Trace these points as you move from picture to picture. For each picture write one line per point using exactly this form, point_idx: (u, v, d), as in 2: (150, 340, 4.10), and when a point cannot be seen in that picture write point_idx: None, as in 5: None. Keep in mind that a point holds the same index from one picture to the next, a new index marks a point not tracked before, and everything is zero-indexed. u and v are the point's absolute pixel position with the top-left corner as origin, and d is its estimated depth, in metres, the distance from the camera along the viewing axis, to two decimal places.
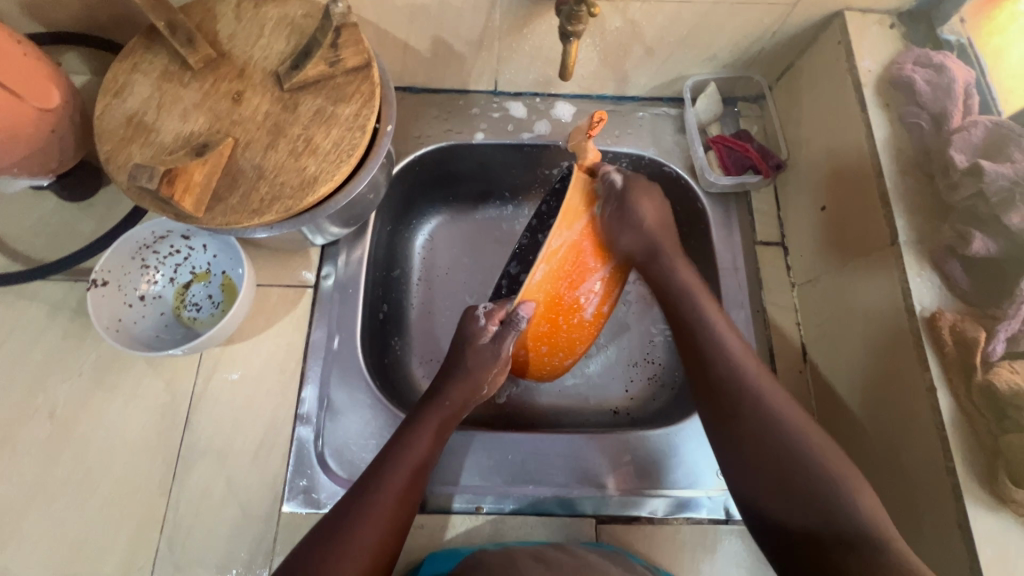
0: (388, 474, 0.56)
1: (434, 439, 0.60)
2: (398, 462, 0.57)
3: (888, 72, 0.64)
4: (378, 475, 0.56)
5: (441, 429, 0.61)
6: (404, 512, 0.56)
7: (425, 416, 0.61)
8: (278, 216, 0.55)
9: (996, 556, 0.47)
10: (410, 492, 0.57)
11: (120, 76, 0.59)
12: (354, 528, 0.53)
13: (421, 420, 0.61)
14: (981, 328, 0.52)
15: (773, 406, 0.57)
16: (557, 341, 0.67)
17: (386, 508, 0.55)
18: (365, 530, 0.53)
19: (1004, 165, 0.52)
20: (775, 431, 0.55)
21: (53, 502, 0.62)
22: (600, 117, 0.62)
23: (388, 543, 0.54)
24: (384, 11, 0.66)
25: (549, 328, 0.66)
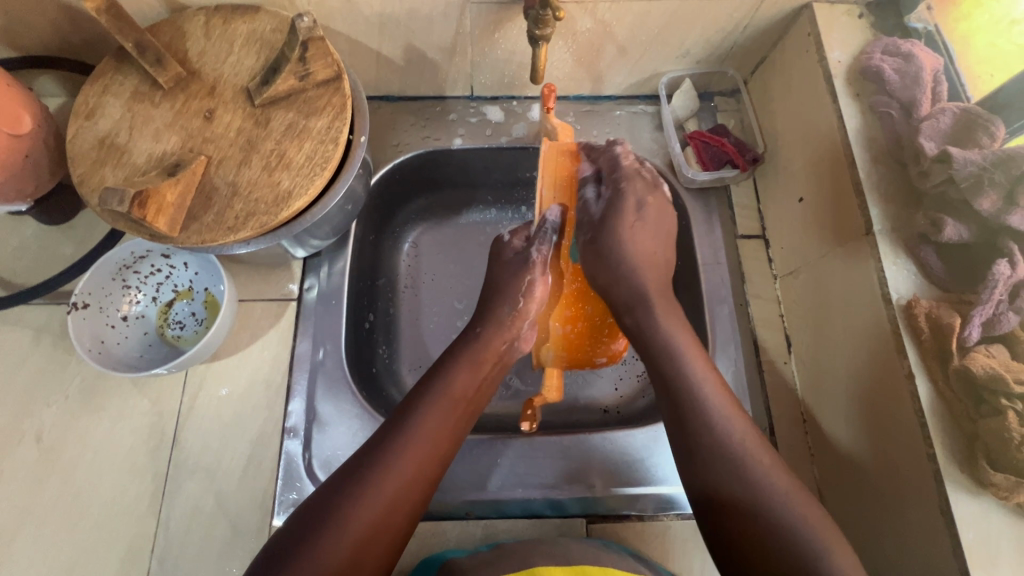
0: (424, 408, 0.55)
1: (471, 389, 0.59)
2: (431, 407, 0.55)
3: (858, 62, 0.65)
4: (410, 419, 0.54)
5: (480, 371, 0.60)
6: (435, 460, 0.53)
7: (461, 363, 0.60)
8: (254, 231, 0.55)
9: (978, 540, 0.48)
10: (441, 443, 0.54)
11: (91, 98, 0.59)
12: (385, 469, 0.50)
13: (457, 368, 0.59)
14: (955, 314, 0.52)
15: (702, 393, 0.54)
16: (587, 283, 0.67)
17: (417, 452, 0.52)
18: (394, 471, 0.50)
19: (972, 152, 0.52)
20: (696, 431, 0.52)
21: (43, 526, 0.62)
22: (547, 87, 0.70)
23: (415, 492, 0.51)
24: (354, 21, 0.66)
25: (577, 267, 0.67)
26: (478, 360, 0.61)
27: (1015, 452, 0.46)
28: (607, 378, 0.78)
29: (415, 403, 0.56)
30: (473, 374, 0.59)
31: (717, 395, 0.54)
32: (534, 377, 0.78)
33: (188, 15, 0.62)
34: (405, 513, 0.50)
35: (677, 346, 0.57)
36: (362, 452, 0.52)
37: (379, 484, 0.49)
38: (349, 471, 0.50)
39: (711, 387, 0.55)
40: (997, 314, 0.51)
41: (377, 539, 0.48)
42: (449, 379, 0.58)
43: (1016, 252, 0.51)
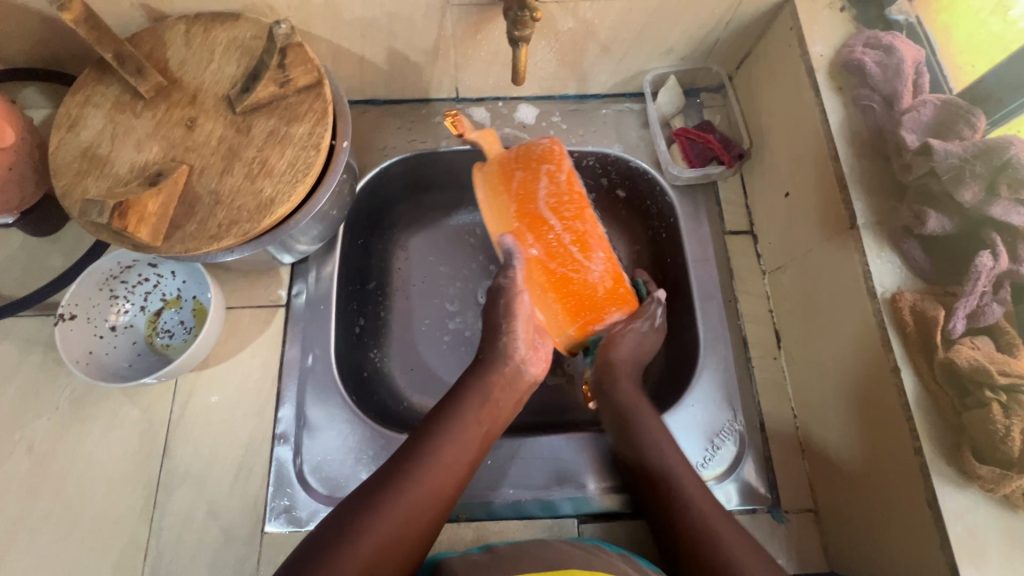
0: (434, 438, 0.55)
1: (484, 423, 0.58)
2: (443, 438, 0.55)
3: (840, 55, 0.64)
4: (422, 452, 0.54)
5: (490, 397, 0.60)
6: (444, 490, 0.54)
7: (479, 397, 0.59)
8: (238, 239, 0.55)
9: (965, 533, 0.48)
10: (450, 481, 0.54)
11: (73, 109, 0.59)
12: (394, 501, 0.50)
13: (472, 401, 0.59)
14: (940, 306, 0.52)
15: (687, 494, 0.58)
16: (573, 286, 0.64)
17: (427, 488, 0.52)
18: (404, 504, 0.50)
19: (953, 143, 0.52)
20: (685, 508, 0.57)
21: (36, 536, 0.62)
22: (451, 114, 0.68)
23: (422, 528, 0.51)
24: (335, 26, 0.66)
25: (552, 275, 0.64)
26: (493, 392, 0.60)
27: (1000, 443, 0.46)
28: None
29: (427, 436, 0.55)
30: (487, 408, 0.59)
31: (704, 500, 0.57)
32: None
33: (168, 24, 0.62)
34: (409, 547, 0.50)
35: (664, 442, 0.61)
36: (371, 482, 0.52)
37: (387, 518, 0.49)
38: (360, 497, 0.51)
39: (697, 491, 0.58)
40: (981, 306, 0.51)
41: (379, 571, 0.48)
42: (464, 414, 0.58)
43: (998, 243, 0.50)
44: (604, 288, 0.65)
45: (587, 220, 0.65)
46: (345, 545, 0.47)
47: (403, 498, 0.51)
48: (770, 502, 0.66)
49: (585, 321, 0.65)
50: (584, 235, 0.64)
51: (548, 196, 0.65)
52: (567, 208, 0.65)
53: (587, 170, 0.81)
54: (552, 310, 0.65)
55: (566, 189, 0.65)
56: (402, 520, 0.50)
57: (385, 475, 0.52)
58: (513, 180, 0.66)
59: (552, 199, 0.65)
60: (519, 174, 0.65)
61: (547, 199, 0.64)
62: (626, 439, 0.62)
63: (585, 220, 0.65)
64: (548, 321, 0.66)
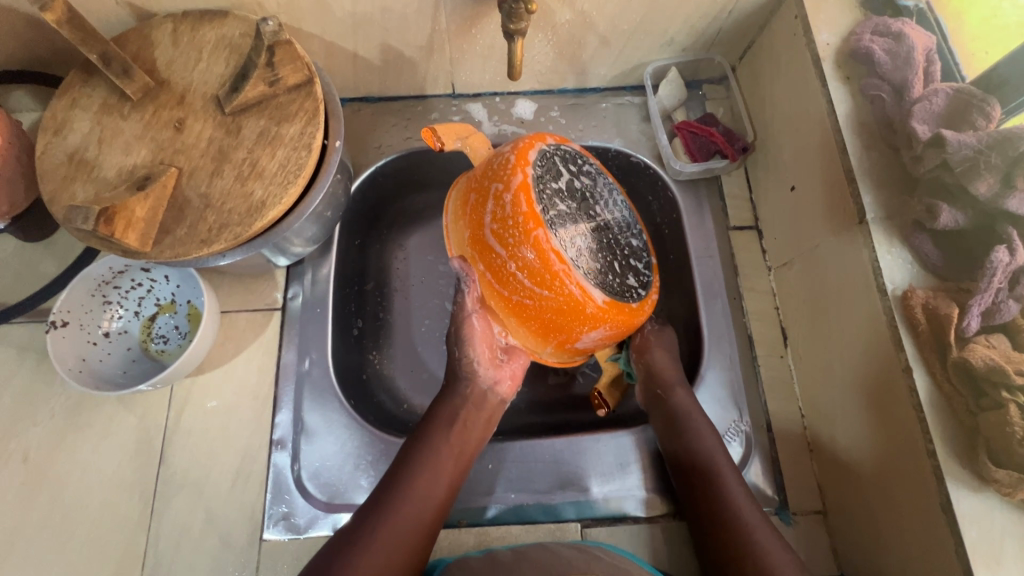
0: (410, 468, 0.56)
1: (454, 448, 0.58)
2: (416, 467, 0.56)
3: (847, 44, 0.62)
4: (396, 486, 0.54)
5: (456, 420, 0.60)
6: (423, 521, 0.53)
7: (446, 423, 0.59)
8: (229, 244, 0.54)
9: (980, 537, 0.46)
10: (429, 510, 0.54)
11: (59, 113, 0.57)
12: (373, 535, 0.51)
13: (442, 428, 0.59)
14: (953, 303, 0.50)
15: (735, 501, 0.57)
16: (532, 315, 0.56)
17: (405, 518, 0.52)
18: (385, 538, 0.51)
19: (967, 134, 0.50)
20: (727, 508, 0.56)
21: (33, 547, 0.62)
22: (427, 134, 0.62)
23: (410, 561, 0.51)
24: (326, 22, 0.64)
25: (507, 305, 0.57)
26: (461, 412, 0.60)
27: (1017, 446, 0.45)
28: None
29: (400, 468, 0.56)
30: (454, 430, 0.59)
31: (749, 506, 0.56)
32: (527, 378, 0.77)
33: (155, 23, 0.60)
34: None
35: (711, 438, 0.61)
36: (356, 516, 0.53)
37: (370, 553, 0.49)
38: (346, 533, 0.51)
39: (743, 498, 0.57)
40: (996, 303, 0.49)
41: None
42: (433, 444, 0.58)
43: (1015, 237, 0.49)
44: (571, 314, 0.54)
45: (541, 247, 0.52)
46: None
47: (382, 531, 0.51)
48: (777, 504, 0.64)
49: (554, 340, 0.58)
50: (532, 265, 0.52)
51: (493, 223, 0.54)
52: (513, 233, 0.53)
53: None
54: (519, 332, 0.59)
55: (510, 213, 0.53)
56: (384, 555, 0.50)
57: (367, 509, 0.53)
58: (469, 204, 0.58)
59: (497, 225, 0.54)
60: (473, 197, 0.58)
61: (491, 224, 0.55)
62: (679, 444, 0.61)
63: (537, 250, 0.52)
64: (523, 342, 0.61)
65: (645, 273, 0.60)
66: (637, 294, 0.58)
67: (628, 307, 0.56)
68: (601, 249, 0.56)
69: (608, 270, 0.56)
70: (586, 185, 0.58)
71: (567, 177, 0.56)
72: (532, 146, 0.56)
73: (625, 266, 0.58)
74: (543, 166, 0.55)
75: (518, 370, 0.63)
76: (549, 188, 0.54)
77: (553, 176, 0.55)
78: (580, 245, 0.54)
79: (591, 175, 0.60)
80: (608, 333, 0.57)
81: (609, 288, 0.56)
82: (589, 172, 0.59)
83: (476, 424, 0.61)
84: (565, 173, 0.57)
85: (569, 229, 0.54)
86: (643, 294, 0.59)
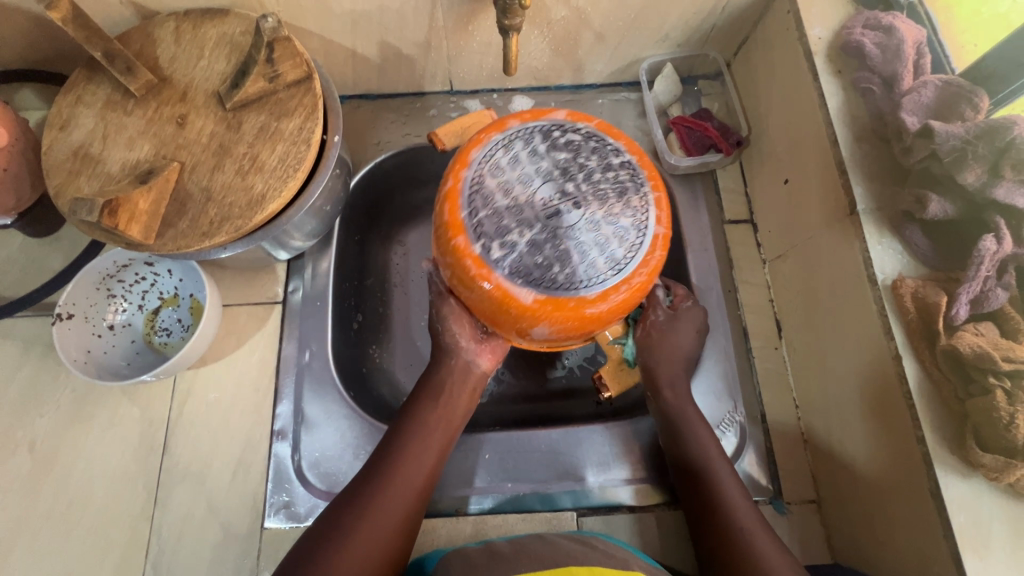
0: (403, 444, 0.57)
1: (444, 427, 0.59)
2: (408, 443, 0.57)
3: (839, 38, 0.63)
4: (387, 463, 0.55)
5: (443, 395, 0.60)
6: (414, 497, 0.54)
7: (434, 400, 0.60)
8: (230, 236, 0.55)
9: (969, 522, 0.47)
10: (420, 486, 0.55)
11: (65, 109, 0.59)
12: (365, 512, 0.51)
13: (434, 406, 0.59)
14: (942, 292, 0.51)
15: (725, 488, 0.58)
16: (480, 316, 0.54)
17: (398, 496, 0.53)
18: (376, 514, 0.51)
19: (955, 124, 0.51)
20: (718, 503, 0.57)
21: (39, 536, 0.63)
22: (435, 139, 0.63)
23: (400, 538, 0.52)
24: (325, 20, 0.66)
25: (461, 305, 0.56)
26: (446, 386, 0.61)
27: (1004, 431, 0.45)
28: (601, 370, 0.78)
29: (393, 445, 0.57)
30: (441, 404, 0.60)
31: (737, 494, 0.58)
32: (526, 371, 0.78)
33: (158, 22, 0.61)
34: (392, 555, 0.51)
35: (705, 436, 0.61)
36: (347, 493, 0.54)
37: (362, 528, 0.50)
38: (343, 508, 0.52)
39: (731, 485, 0.58)
40: (984, 292, 0.49)
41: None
42: (423, 419, 0.58)
43: (1003, 226, 0.49)
44: (503, 314, 0.51)
45: (458, 253, 0.50)
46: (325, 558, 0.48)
47: (376, 507, 0.52)
48: (772, 493, 0.65)
49: (510, 336, 0.55)
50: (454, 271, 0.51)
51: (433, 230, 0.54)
52: (440, 241, 0.52)
53: None
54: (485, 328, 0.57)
55: (438, 221, 0.52)
56: (380, 530, 0.51)
57: (359, 487, 0.54)
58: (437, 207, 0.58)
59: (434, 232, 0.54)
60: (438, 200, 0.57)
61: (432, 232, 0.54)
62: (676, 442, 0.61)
63: (455, 257, 0.50)
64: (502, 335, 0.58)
65: (627, 252, 0.50)
66: (592, 284, 0.49)
67: (573, 299, 0.48)
68: (540, 238, 0.48)
69: (550, 262, 0.48)
70: (557, 159, 0.50)
71: (517, 160, 0.50)
72: (477, 142, 0.53)
73: (589, 248, 0.49)
74: (484, 160, 0.51)
75: (497, 345, 0.62)
76: (486, 184, 0.50)
77: (496, 167, 0.51)
78: (513, 240, 0.48)
79: (565, 144, 0.52)
80: (557, 329, 0.51)
81: (547, 282, 0.49)
82: (569, 143, 0.52)
83: (461, 398, 0.61)
84: (519, 155, 0.51)
85: (495, 223, 0.49)
86: (605, 283, 0.49)
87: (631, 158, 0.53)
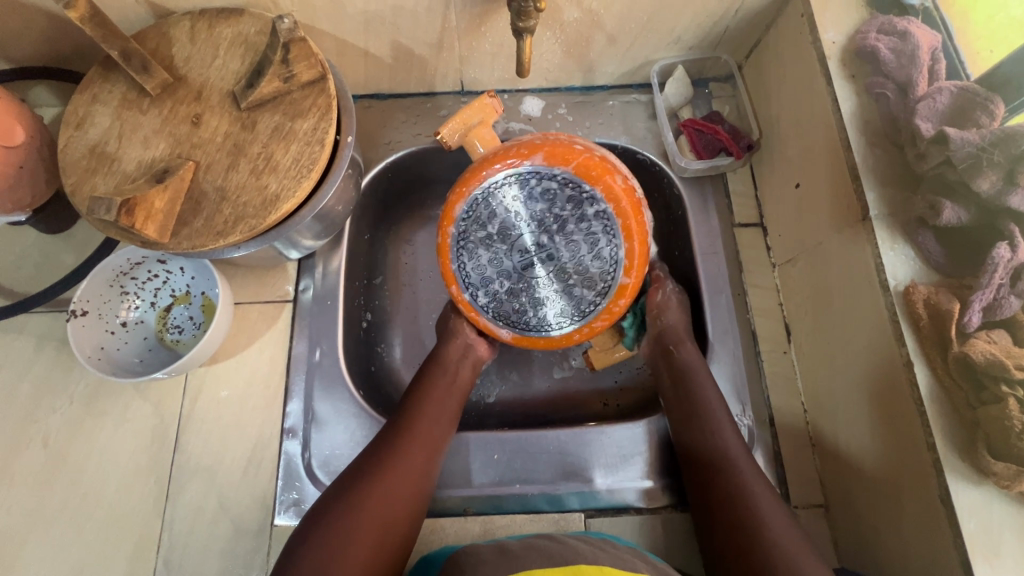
0: (412, 411, 0.60)
1: (450, 395, 0.64)
2: (418, 410, 0.61)
3: (853, 42, 0.63)
4: (398, 429, 0.59)
5: (448, 369, 0.65)
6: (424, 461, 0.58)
7: (439, 370, 0.65)
8: (244, 235, 0.56)
9: (979, 530, 0.47)
10: (437, 447, 0.59)
11: (81, 108, 0.59)
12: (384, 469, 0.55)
13: (442, 375, 0.65)
14: (955, 299, 0.51)
15: (727, 438, 0.60)
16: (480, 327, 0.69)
17: (415, 456, 0.57)
18: (396, 471, 0.55)
19: (970, 131, 0.51)
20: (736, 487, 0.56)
21: (52, 530, 0.64)
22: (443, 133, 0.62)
23: (419, 496, 0.56)
24: (338, 20, 0.66)
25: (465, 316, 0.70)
26: (451, 362, 0.66)
27: (1015, 439, 0.45)
28: (609, 371, 0.78)
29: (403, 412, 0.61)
30: (447, 378, 0.64)
31: (754, 477, 0.57)
32: (533, 372, 0.78)
33: (174, 21, 0.61)
34: (410, 512, 0.55)
35: (724, 421, 0.61)
36: (364, 456, 0.57)
37: (385, 484, 0.54)
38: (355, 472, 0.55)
39: (731, 432, 0.61)
40: (998, 299, 0.49)
41: (386, 537, 0.52)
42: (430, 389, 0.63)
43: (1017, 234, 0.49)
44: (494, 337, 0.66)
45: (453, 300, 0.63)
46: (351, 510, 0.51)
47: (393, 468, 0.55)
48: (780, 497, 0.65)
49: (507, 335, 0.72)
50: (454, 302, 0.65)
51: None
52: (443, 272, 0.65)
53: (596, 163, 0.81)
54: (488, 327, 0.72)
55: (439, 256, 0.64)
56: (389, 490, 0.54)
57: (375, 452, 0.57)
58: None
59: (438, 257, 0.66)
60: None
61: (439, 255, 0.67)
62: (695, 431, 0.61)
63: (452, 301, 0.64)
64: None
65: (593, 298, 0.61)
66: (561, 325, 0.62)
67: (543, 338, 0.63)
68: (516, 288, 0.62)
69: (524, 308, 0.62)
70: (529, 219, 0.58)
71: (496, 219, 0.59)
72: (459, 196, 0.58)
73: (560, 297, 0.61)
74: (467, 218, 0.59)
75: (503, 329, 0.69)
76: (471, 239, 0.60)
77: (479, 223, 0.59)
78: (496, 290, 0.62)
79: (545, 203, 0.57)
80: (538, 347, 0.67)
81: (523, 323, 0.63)
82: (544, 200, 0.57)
83: (466, 373, 0.66)
84: (497, 215, 0.58)
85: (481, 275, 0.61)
86: (570, 325, 0.62)
87: (608, 206, 0.57)
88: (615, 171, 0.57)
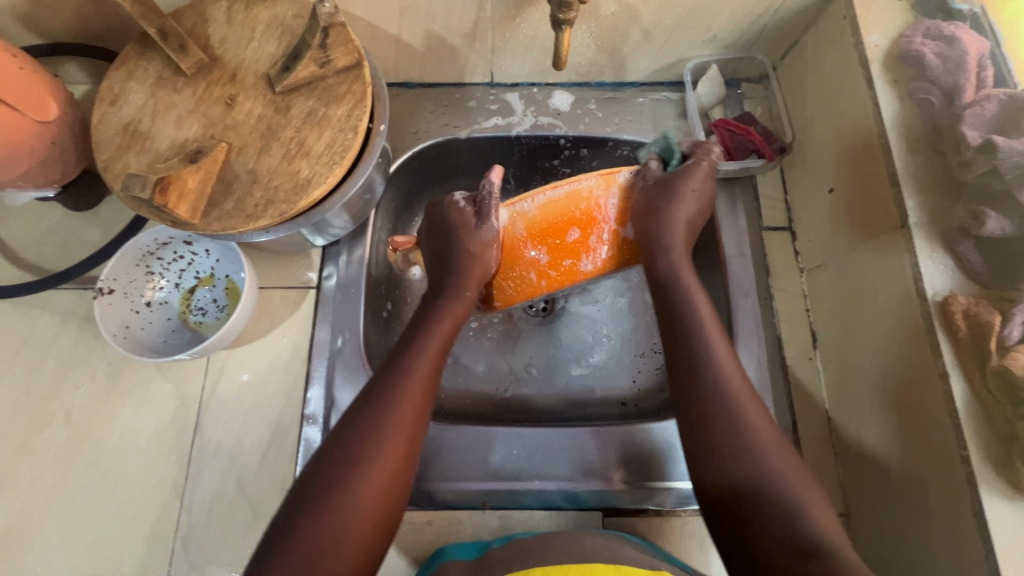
0: (407, 372, 0.53)
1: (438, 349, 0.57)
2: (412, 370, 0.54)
3: (897, 46, 0.62)
4: (386, 386, 0.52)
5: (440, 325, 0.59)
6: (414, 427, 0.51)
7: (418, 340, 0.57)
8: (273, 220, 0.55)
9: (1013, 545, 0.46)
10: (426, 401, 0.53)
11: (116, 84, 0.59)
12: (377, 434, 0.49)
13: (425, 327, 0.58)
14: (996, 311, 0.50)
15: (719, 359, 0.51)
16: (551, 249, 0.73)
17: (398, 435, 0.50)
18: (391, 439, 0.49)
19: (1019, 140, 0.50)
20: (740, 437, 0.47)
21: (72, 505, 0.64)
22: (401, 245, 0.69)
23: (413, 455, 0.50)
24: (374, 6, 0.65)
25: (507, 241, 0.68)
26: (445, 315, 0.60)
27: None
28: (628, 369, 0.77)
29: (392, 373, 0.53)
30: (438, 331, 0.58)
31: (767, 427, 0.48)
32: (548, 368, 0.78)
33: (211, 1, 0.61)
34: (400, 493, 0.49)
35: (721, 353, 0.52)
36: (354, 424, 0.50)
37: (383, 450, 0.48)
38: (339, 446, 0.48)
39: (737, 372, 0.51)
40: None
41: (391, 505, 0.48)
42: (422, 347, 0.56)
43: None
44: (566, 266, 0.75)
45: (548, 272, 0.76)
46: (357, 480, 0.46)
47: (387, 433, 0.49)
48: None
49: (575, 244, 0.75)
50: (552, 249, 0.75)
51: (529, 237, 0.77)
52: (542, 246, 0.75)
53: (623, 160, 0.81)
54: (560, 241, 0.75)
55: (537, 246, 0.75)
56: (386, 467, 0.48)
57: (364, 417, 0.50)
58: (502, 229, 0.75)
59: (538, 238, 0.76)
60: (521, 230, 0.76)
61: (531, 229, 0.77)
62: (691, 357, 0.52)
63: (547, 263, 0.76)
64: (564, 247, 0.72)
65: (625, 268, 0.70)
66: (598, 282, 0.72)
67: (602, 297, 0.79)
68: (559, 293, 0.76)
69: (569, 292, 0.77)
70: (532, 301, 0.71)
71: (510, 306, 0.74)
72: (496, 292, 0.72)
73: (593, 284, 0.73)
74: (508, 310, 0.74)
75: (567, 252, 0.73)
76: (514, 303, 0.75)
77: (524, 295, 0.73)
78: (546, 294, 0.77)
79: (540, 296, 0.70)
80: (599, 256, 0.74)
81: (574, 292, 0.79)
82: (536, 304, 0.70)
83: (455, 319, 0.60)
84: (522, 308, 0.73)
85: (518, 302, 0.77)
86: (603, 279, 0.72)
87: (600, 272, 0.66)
88: (575, 260, 0.64)
